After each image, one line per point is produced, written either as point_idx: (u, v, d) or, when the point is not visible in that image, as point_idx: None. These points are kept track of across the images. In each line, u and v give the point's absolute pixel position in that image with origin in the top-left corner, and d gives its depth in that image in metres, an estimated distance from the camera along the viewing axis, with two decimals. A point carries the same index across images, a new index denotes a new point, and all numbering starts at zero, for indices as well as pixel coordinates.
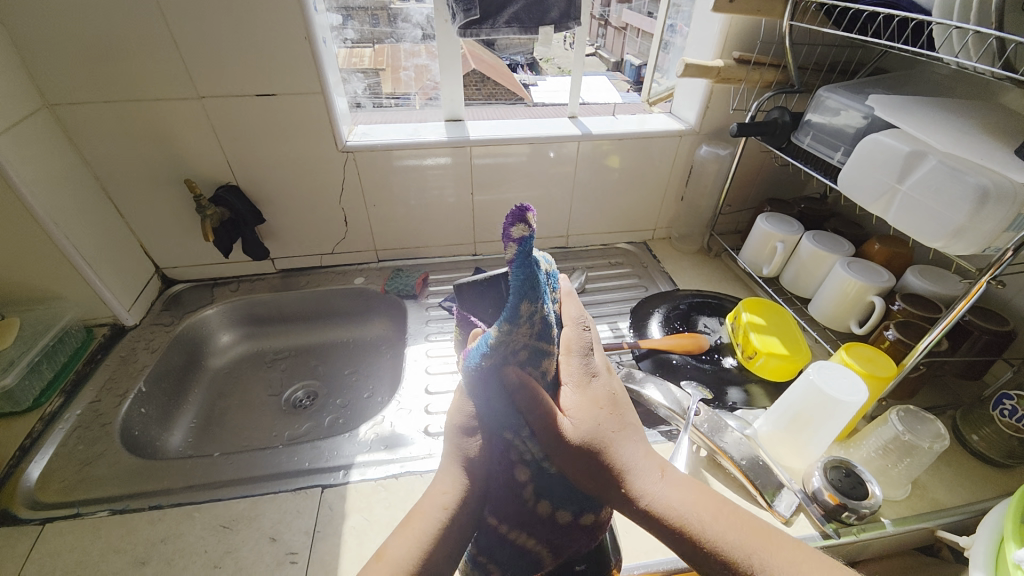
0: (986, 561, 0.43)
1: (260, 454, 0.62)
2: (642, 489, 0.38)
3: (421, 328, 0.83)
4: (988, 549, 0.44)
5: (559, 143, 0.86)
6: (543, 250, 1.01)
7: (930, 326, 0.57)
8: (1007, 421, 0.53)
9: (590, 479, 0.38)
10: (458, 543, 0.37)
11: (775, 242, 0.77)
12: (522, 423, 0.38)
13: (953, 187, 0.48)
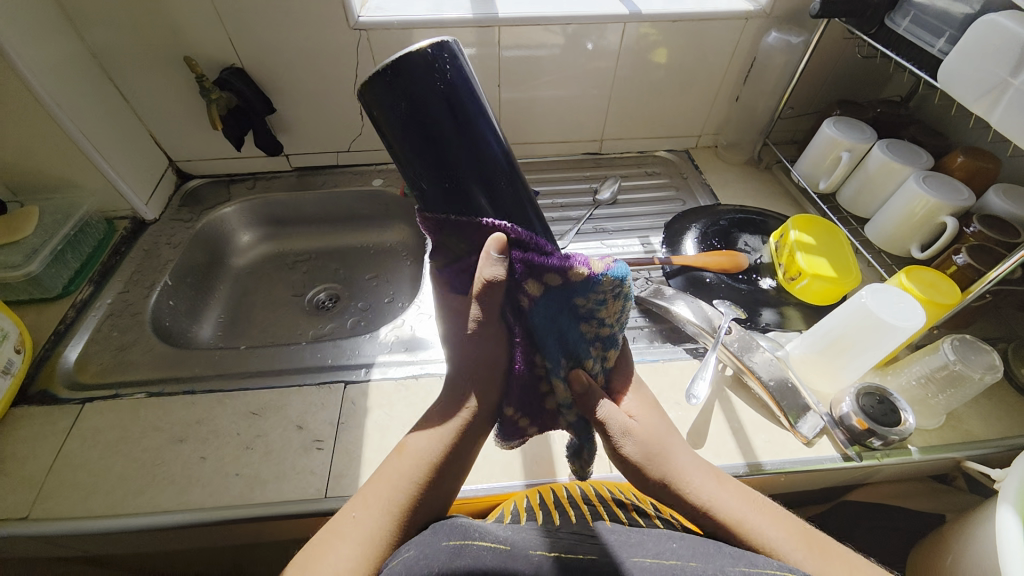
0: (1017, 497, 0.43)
1: (284, 351, 0.63)
2: (698, 490, 0.40)
3: None
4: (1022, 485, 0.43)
5: (601, 28, 0.74)
6: (574, 157, 0.93)
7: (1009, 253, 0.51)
8: None
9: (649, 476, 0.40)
10: (469, 442, 0.41)
11: (840, 152, 0.68)
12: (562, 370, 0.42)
13: None
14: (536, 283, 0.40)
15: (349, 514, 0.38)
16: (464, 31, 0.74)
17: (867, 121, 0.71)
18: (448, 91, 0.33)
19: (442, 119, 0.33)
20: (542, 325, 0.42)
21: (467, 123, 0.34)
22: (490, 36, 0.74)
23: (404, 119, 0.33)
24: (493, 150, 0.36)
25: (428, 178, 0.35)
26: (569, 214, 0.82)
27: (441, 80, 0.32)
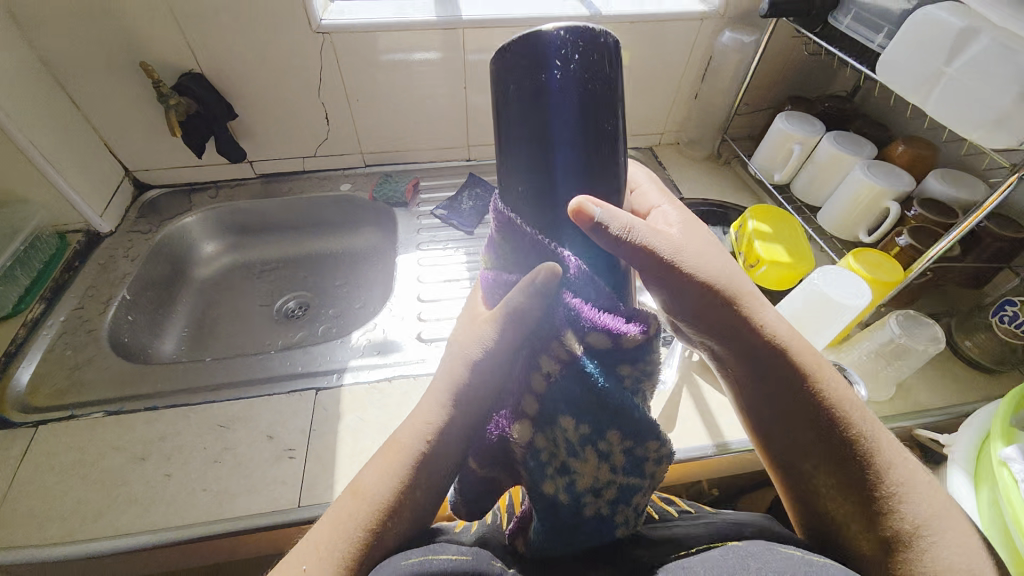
0: (967, 455, 0.46)
1: (251, 360, 0.62)
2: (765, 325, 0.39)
3: (412, 235, 0.79)
4: (973, 442, 0.47)
5: (564, 31, 0.76)
6: None
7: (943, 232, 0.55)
8: (1006, 327, 0.54)
9: (716, 316, 0.39)
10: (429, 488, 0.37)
11: (792, 144, 0.72)
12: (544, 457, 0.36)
13: (1005, 70, 0.42)
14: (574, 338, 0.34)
15: (299, 558, 0.35)
16: (429, 34, 0.74)
17: (817, 115, 0.75)
18: (573, 81, 0.30)
19: (558, 112, 0.30)
20: (553, 401, 0.35)
21: (587, 123, 0.31)
22: (457, 40, 0.75)
23: (519, 107, 0.30)
24: (613, 130, 0.33)
25: (522, 173, 0.33)
26: None
27: (566, 66, 0.29)
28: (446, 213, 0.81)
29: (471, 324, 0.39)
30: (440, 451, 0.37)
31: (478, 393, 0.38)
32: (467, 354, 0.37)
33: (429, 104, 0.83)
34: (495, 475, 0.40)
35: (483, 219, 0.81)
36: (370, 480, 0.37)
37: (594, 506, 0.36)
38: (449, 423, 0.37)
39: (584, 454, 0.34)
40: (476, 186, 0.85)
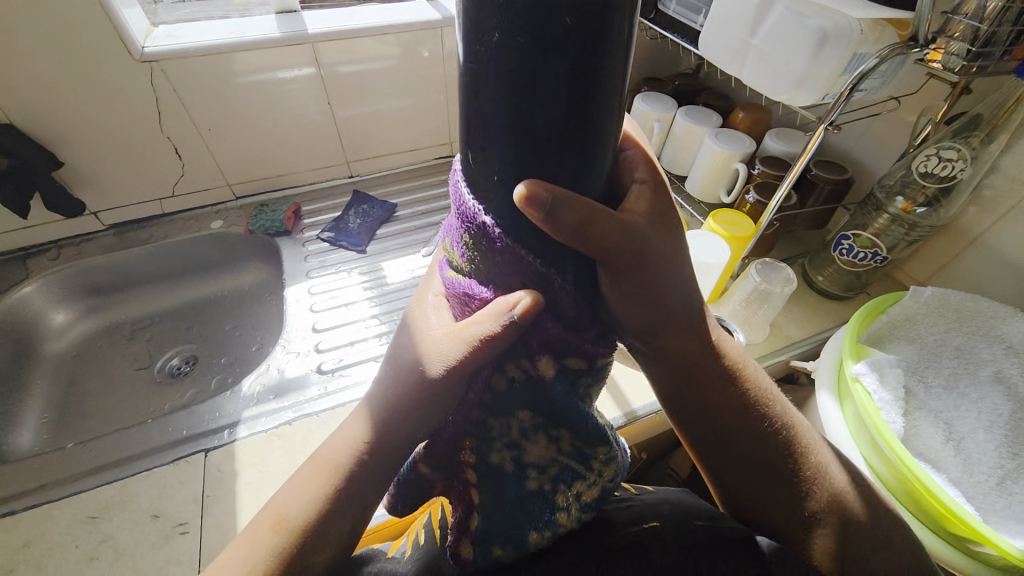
0: (829, 381, 0.51)
1: (125, 435, 0.55)
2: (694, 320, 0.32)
3: (299, 264, 0.74)
4: (831, 368, 0.51)
5: (423, 36, 0.76)
6: (428, 162, 0.93)
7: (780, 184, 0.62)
8: (846, 258, 0.62)
9: (645, 315, 0.29)
10: (357, 507, 0.31)
11: (652, 123, 0.78)
12: (494, 441, 0.31)
13: (796, 34, 0.46)
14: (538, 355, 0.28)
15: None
16: (283, 51, 0.70)
17: (670, 93, 0.81)
18: (577, 53, 0.20)
19: (547, 99, 0.21)
20: (506, 401, 0.30)
21: (583, 116, 0.22)
22: (317, 54, 0.72)
23: (497, 80, 0.21)
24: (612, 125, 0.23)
25: (504, 175, 0.24)
26: (431, 219, 0.82)
27: (574, 25, 0.19)
28: (334, 235, 0.77)
29: (423, 333, 0.31)
30: (376, 469, 0.31)
31: (423, 409, 0.30)
32: (411, 365, 0.30)
33: (297, 124, 0.79)
34: (440, 478, 0.34)
35: (374, 235, 0.78)
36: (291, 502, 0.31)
37: (540, 483, 0.32)
38: (387, 435, 0.31)
39: (533, 437, 0.31)
40: (362, 202, 0.82)
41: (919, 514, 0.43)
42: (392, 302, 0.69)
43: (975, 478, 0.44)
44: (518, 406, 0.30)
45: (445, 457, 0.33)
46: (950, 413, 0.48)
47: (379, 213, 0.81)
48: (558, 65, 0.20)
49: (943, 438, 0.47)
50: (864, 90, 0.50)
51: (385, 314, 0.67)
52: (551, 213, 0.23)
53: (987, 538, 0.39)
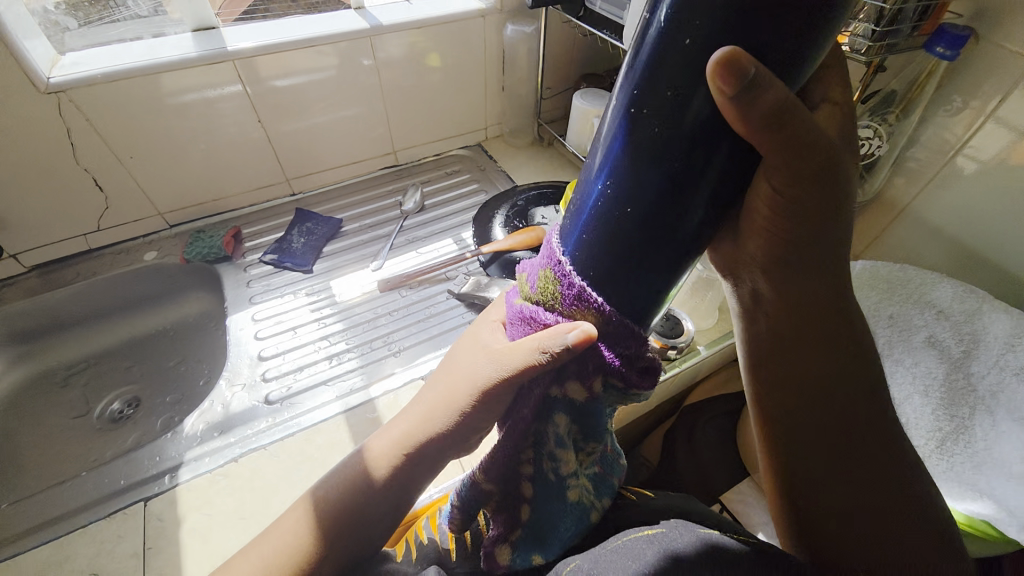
0: None
1: (57, 492, 0.51)
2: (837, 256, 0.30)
3: (242, 289, 0.71)
4: None
5: (354, 46, 0.74)
6: (373, 174, 0.91)
7: None
8: None
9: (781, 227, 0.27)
10: (387, 503, 0.36)
11: (591, 119, 0.78)
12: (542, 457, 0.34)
13: None
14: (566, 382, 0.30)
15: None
16: (213, 68, 0.67)
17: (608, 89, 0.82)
18: None
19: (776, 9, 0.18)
20: (553, 406, 0.31)
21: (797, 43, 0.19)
22: (250, 68, 0.70)
23: None
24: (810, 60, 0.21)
25: (703, 32, 0.20)
26: (379, 232, 0.80)
27: None
28: (277, 256, 0.74)
29: (478, 349, 0.34)
30: (409, 477, 0.35)
31: (452, 433, 0.34)
32: (456, 397, 0.34)
33: (233, 143, 0.76)
34: (496, 495, 0.35)
35: (321, 253, 0.76)
36: (326, 498, 0.36)
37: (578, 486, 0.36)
38: (421, 455, 0.35)
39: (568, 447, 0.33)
40: (305, 220, 0.79)
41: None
42: (337, 323, 0.66)
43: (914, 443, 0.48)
44: (557, 412, 0.32)
45: (505, 475, 0.34)
46: None
47: (325, 229, 0.78)
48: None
49: None
50: None
51: (334, 334, 0.65)
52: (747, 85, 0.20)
53: None
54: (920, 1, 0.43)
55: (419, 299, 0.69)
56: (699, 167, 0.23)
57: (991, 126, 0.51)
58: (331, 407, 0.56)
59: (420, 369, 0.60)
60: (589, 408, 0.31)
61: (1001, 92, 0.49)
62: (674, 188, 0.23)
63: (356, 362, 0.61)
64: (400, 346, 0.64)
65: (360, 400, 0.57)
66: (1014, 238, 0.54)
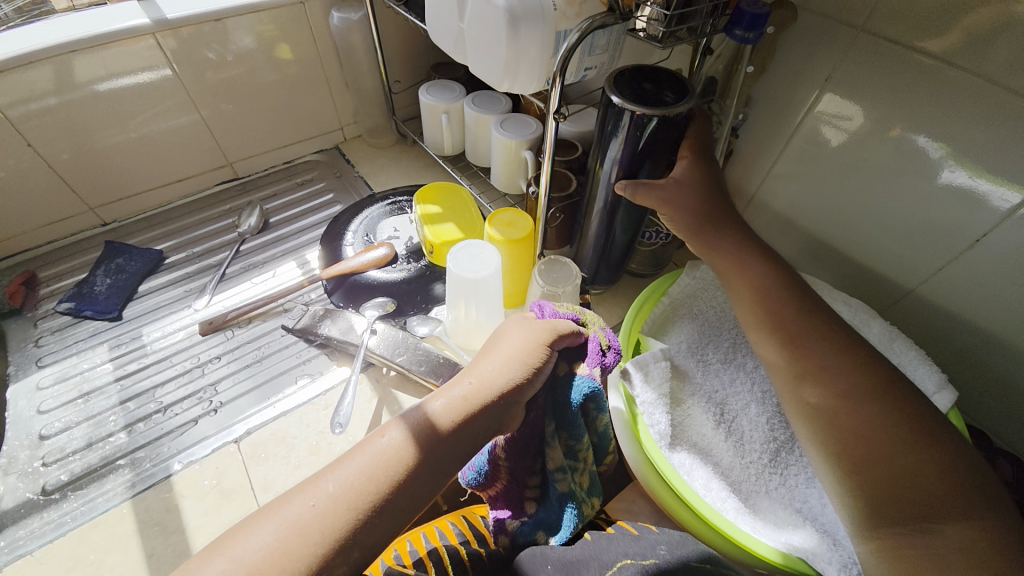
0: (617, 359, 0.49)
1: None
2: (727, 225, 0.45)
3: (29, 349, 0.60)
4: (621, 346, 0.49)
5: (140, 48, 0.62)
6: (209, 189, 0.79)
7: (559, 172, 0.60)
8: (648, 242, 0.59)
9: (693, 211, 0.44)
10: (398, 519, 0.30)
11: (440, 116, 0.71)
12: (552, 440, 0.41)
13: (488, 14, 0.41)
14: (568, 364, 0.43)
15: (268, 533, 0.27)
16: (20, 74, 0.56)
17: (458, 79, 0.75)
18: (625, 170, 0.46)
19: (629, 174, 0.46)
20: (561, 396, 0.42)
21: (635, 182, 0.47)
22: (65, 71, 0.59)
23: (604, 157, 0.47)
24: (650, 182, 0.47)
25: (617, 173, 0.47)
26: (208, 262, 0.70)
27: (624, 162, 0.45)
28: (74, 304, 0.62)
29: (499, 332, 0.42)
30: (475, 431, 0.34)
31: (509, 392, 0.37)
32: (523, 355, 0.39)
33: (32, 164, 0.63)
34: (504, 473, 0.43)
35: (133, 294, 0.65)
36: (388, 439, 0.32)
37: (566, 481, 0.42)
38: (484, 410, 0.35)
39: (554, 443, 0.41)
40: (116, 255, 0.68)
41: (722, 535, 0.39)
42: (141, 383, 0.57)
43: (750, 459, 0.45)
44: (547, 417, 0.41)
45: (518, 452, 0.42)
46: (726, 391, 0.49)
47: (138, 265, 0.67)
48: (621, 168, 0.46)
49: (715, 423, 0.47)
50: (591, 66, 0.47)
51: (136, 395, 0.56)
52: (647, 182, 0.45)
53: (741, 544, 0.39)
54: (689, 32, 0.44)
55: (248, 339, 0.60)
56: (631, 229, 0.53)
57: (822, 107, 0.52)
58: (116, 492, 0.48)
59: (236, 429, 0.52)
60: (570, 386, 0.42)
61: (828, 67, 0.49)
62: (629, 231, 0.53)
63: (161, 428, 0.53)
64: (220, 400, 0.55)
65: (154, 478, 0.49)
66: (855, 219, 0.54)
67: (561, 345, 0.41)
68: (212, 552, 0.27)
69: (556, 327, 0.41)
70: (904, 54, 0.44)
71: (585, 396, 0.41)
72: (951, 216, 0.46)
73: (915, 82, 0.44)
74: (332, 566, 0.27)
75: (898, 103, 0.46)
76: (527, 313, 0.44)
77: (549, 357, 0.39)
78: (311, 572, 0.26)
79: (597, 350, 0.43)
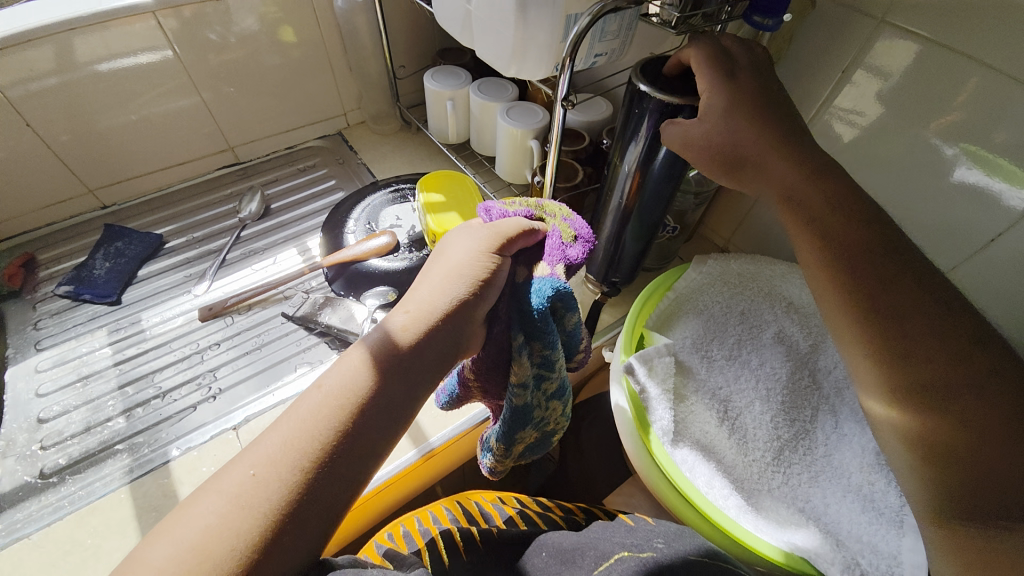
0: (622, 348, 0.48)
1: None
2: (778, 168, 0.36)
3: (28, 332, 0.59)
4: (625, 339, 0.49)
5: (140, 28, 0.61)
6: (210, 174, 0.78)
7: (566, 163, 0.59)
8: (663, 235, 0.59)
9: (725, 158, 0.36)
10: (355, 466, 0.28)
11: (445, 103, 0.69)
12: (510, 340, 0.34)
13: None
14: (525, 269, 0.37)
15: (210, 510, 0.25)
16: (20, 53, 0.55)
17: (464, 66, 0.73)
18: (642, 162, 0.45)
19: (647, 168, 0.45)
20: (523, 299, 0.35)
21: (651, 175, 0.45)
22: (64, 51, 0.58)
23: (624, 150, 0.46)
24: (670, 176, 0.45)
25: (633, 161, 0.45)
26: (208, 247, 0.69)
27: (642, 154, 0.44)
28: (73, 288, 0.62)
29: (440, 253, 0.37)
30: (420, 360, 0.31)
31: (454, 312, 0.33)
32: (464, 269, 0.34)
33: (31, 146, 0.62)
34: (473, 389, 0.39)
35: (132, 279, 0.64)
36: (325, 389, 0.30)
37: (524, 396, 0.35)
38: (431, 335, 0.32)
39: (522, 356, 0.34)
40: (115, 239, 0.67)
41: (718, 527, 0.39)
42: (140, 368, 0.56)
43: (753, 457, 0.45)
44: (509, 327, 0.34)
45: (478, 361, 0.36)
46: (730, 388, 0.49)
47: (138, 249, 0.66)
48: (642, 162, 0.45)
49: (718, 420, 0.47)
50: (601, 53, 0.45)
51: (135, 380, 0.55)
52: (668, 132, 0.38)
53: (744, 543, 0.38)
54: (705, 21, 0.42)
55: (249, 326, 0.60)
56: (645, 232, 0.51)
57: (838, 100, 0.50)
58: (114, 477, 0.48)
59: (234, 416, 0.52)
60: (530, 291, 0.35)
61: (847, 59, 0.48)
62: (642, 235, 0.52)
63: (160, 413, 0.52)
64: (219, 386, 0.55)
65: (152, 463, 0.49)
66: None
67: (514, 249, 0.36)
68: (150, 543, 0.25)
69: (502, 231, 0.36)
70: (930, 48, 0.42)
71: (550, 297, 0.34)
72: (967, 214, 0.45)
73: (936, 77, 0.43)
74: (288, 527, 0.25)
75: (917, 98, 0.44)
76: (473, 221, 0.39)
77: (498, 265, 0.35)
78: (262, 535, 0.25)
79: (558, 243, 0.37)
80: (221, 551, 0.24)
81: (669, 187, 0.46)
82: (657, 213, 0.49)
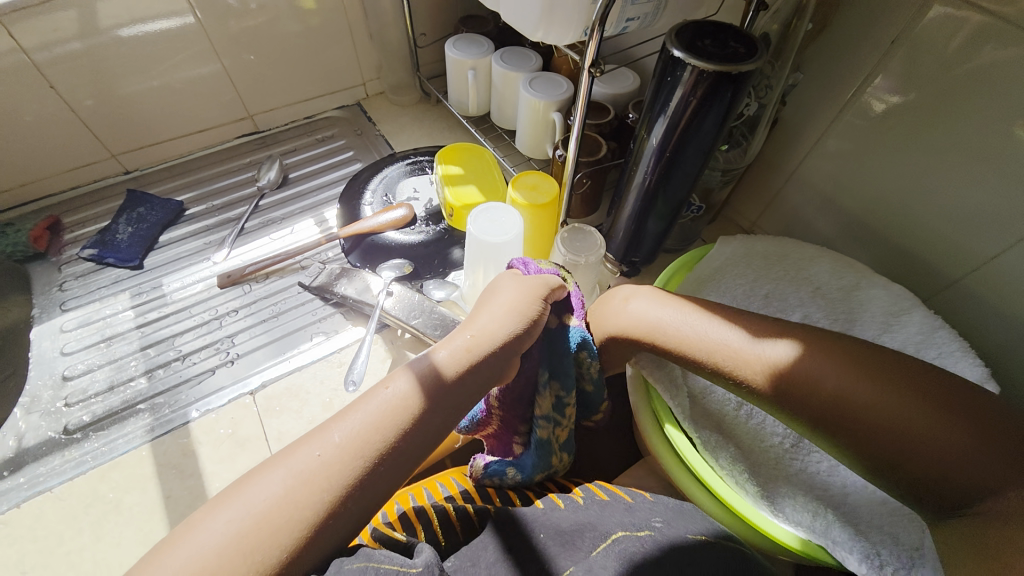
0: None
1: None
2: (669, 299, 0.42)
3: (53, 293, 0.61)
4: None
5: None
6: (229, 143, 0.78)
7: (588, 137, 0.56)
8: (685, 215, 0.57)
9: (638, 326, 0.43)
10: (398, 465, 0.30)
11: (466, 72, 0.67)
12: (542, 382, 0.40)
13: None
14: (559, 316, 0.41)
15: (273, 483, 0.27)
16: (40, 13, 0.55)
17: (486, 34, 0.71)
18: (670, 133, 0.42)
19: (674, 141, 0.43)
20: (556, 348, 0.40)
21: (679, 149, 0.43)
22: (85, 13, 0.57)
23: (651, 121, 0.44)
24: (699, 149, 0.43)
25: (659, 132, 0.43)
26: (227, 215, 0.69)
27: (670, 124, 0.42)
28: (97, 251, 0.63)
29: (492, 286, 0.39)
30: (474, 384, 0.33)
31: (511, 343, 0.35)
32: (520, 306, 0.36)
33: (54, 109, 0.62)
34: (493, 420, 0.44)
35: (154, 244, 0.65)
36: (389, 393, 0.31)
37: (547, 429, 0.42)
38: (484, 364, 0.34)
39: (545, 392, 0.40)
40: (137, 204, 0.67)
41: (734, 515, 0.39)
42: (160, 332, 0.57)
43: (770, 443, 0.44)
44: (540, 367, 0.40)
45: (505, 399, 0.42)
46: None
47: (159, 215, 0.67)
48: (669, 133, 0.42)
49: (736, 405, 0.46)
50: (633, 17, 0.43)
51: (156, 343, 0.56)
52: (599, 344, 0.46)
53: (760, 529, 0.38)
54: None
55: (266, 294, 0.60)
56: (668, 209, 0.49)
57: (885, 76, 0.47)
58: (136, 435, 0.49)
59: (251, 381, 0.52)
60: (567, 337, 0.40)
61: (896, 29, 0.44)
62: (666, 213, 0.50)
63: (179, 376, 0.54)
64: (237, 352, 0.55)
65: (171, 425, 0.50)
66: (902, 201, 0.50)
67: (556, 298, 0.39)
68: (213, 509, 0.27)
69: (551, 280, 0.39)
70: (992, 19, 0.39)
71: (579, 345, 0.41)
72: (1015, 201, 0.42)
73: (994, 52, 0.39)
74: (338, 514, 0.27)
75: (972, 74, 0.41)
76: (513, 269, 0.41)
77: (546, 310, 0.37)
78: (319, 516, 0.27)
79: (581, 305, 0.43)
80: (280, 522, 0.26)
81: (696, 161, 0.44)
82: (682, 191, 0.47)
